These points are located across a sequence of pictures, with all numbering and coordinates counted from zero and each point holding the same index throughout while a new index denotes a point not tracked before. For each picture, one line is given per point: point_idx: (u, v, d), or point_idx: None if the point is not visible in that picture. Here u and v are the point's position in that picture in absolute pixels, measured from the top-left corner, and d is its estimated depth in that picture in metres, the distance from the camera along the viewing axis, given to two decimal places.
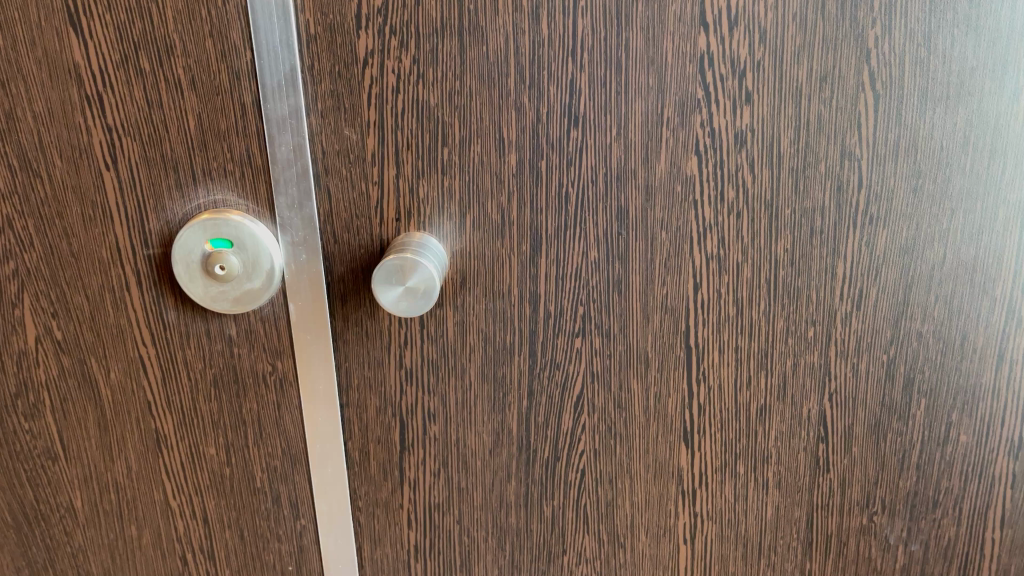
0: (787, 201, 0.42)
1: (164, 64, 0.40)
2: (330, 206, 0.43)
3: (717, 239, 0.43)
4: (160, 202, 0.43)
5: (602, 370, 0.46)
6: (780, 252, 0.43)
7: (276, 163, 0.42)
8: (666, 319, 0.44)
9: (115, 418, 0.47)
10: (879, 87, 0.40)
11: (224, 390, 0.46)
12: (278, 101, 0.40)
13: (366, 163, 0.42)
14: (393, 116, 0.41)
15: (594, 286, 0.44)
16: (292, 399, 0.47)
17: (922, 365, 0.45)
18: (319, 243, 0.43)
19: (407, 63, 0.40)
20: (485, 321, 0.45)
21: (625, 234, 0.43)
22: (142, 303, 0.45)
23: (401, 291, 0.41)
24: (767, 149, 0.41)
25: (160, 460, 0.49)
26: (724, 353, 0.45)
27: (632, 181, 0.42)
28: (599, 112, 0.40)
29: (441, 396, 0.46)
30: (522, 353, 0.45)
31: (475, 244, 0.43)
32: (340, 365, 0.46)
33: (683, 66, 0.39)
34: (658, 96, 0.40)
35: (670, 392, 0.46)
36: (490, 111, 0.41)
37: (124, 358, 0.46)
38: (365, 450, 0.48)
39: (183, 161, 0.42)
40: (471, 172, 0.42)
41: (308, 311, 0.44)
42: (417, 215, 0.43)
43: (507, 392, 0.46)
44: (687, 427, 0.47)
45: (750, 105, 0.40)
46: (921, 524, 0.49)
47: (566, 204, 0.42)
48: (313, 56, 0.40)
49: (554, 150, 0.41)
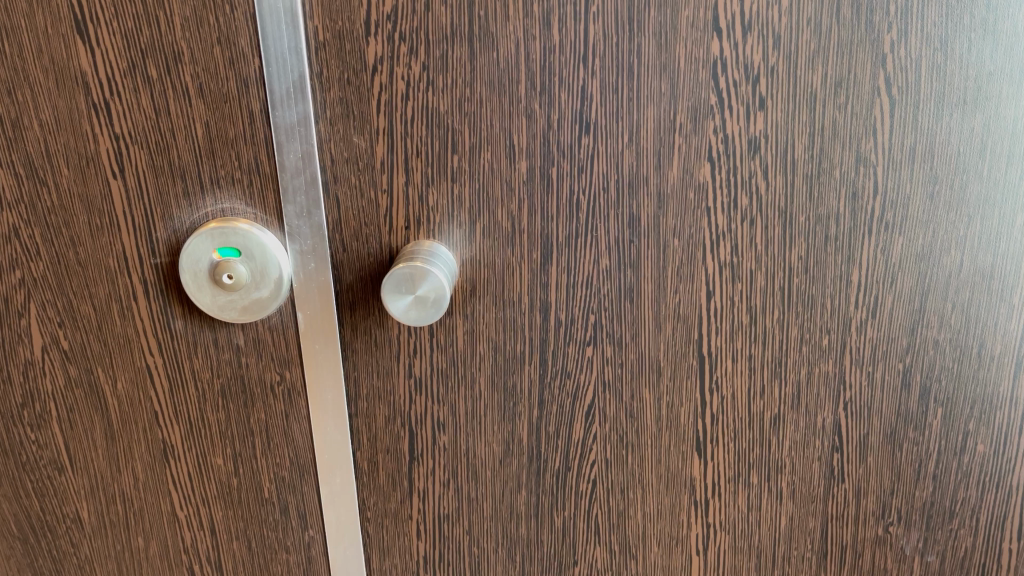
0: (801, 208, 0.41)
1: (172, 71, 0.40)
2: (339, 214, 0.42)
3: (731, 246, 0.42)
4: (168, 210, 0.42)
5: (614, 379, 0.45)
6: (794, 259, 0.42)
7: (285, 171, 0.41)
8: (679, 327, 0.44)
9: (122, 428, 0.47)
10: (895, 92, 0.39)
11: (231, 400, 0.46)
12: (287, 108, 0.40)
13: (375, 170, 0.41)
14: (403, 123, 0.40)
15: (606, 294, 0.43)
16: (300, 409, 0.46)
17: (939, 374, 0.44)
18: (328, 252, 0.43)
19: (416, 69, 0.40)
20: (495, 330, 0.44)
21: (637, 241, 0.42)
22: (149, 312, 0.44)
23: (411, 300, 0.40)
24: (781, 156, 0.40)
25: (166, 471, 0.48)
26: (737, 362, 0.45)
27: (644, 188, 0.41)
28: (611, 119, 0.40)
29: (450, 406, 0.46)
30: (533, 362, 0.45)
31: (485, 252, 0.43)
32: (348, 375, 0.46)
33: (696, 72, 0.39)
34: (671, 102, 0.40)
35: (683, 401, 0.46)
36: (500, 118, 0.40)
37: (131, 368, 0.46)
38: (373, 460, 0.48)
39: (191, 169, 0.41)
40: (481, 179, 0.41)
41: (317, 320, 0.44)
42: (427, 223, 0.42)
43: (517, 401, 0.46)
44: (700, 437, 0.47)
45: (763, 111, 0.40)
46: (938, 535, 0.48)
47: (577, 212, 0.42)
48: (322, 63, 0.40)
49: (565, 158, 0.41)
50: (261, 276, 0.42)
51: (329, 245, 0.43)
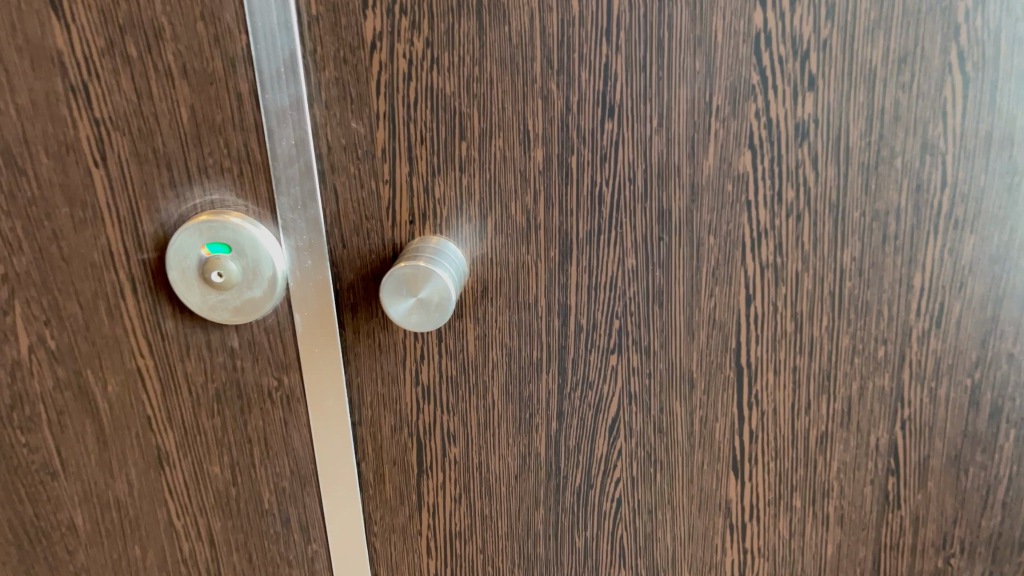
0: (856, 202, 0.36)
1: (153, 50, 0.36)
2: (337, 206, 0.39)
3: (774, 245, 0.37)
4: (154, 202, 0.39)
5: (641, 391, 0.41)
6: (847, 260, 0.37)
7: (278, 159, 0.38)
8: (714, 335, 0.39)
9: (115, 432, 0.44)
10: (970, 69, 0.33)
11: (227, 405, 0.43)
12: (278, 89, 0.36)
13: (376, 158, 0.38)
14: (405, 107, 0.37)
15: (632, 297, 0.39)
16: (299, 416, 0.43)
17: (1013, 391, 0.38)
18: (325, 248, 0.39)
19: (420, 45, 0.35)
20: (509, 334, 0.40)
21: (667, 238, 0.38)
22: (138, 311, 0.41)
23: (413, 302, 0.36)
24: (833, 143, 0.35)
25: (162, 478, 0.45)
26: (779, 374, 0.40)
27: (675, 178, 0.36)
28: (639, 101, 0.35)
29: (461, 416, 0.42)
30: (551, 371, 0.41)
31: (497, 250, 0.39)
32: (351, 381, 0.42)
33: (735, 47, 0.34)
34: (706, 82, 0.35)
35: (718, 416, 0.41)
36: (513, 100, 0.36)
37: (121, 370, 0.43)
38: (379, 472, 0.44)
39: (177, 157, 0.38)
40: (491, 168, 0.37)
41: (316, 321, 0.40)
42: (433, 217, 0.39)
43: (534, 413, 0.42)
44: (737, 455, 0.42)
45: (814, 92, 0.34)
46: (1006, 569, 0.42)
47: (599, 205, 0.37)
48: (315, 38, 0.36)
49: (586, 145, 0.36)
50: (256, 275, 0.39)
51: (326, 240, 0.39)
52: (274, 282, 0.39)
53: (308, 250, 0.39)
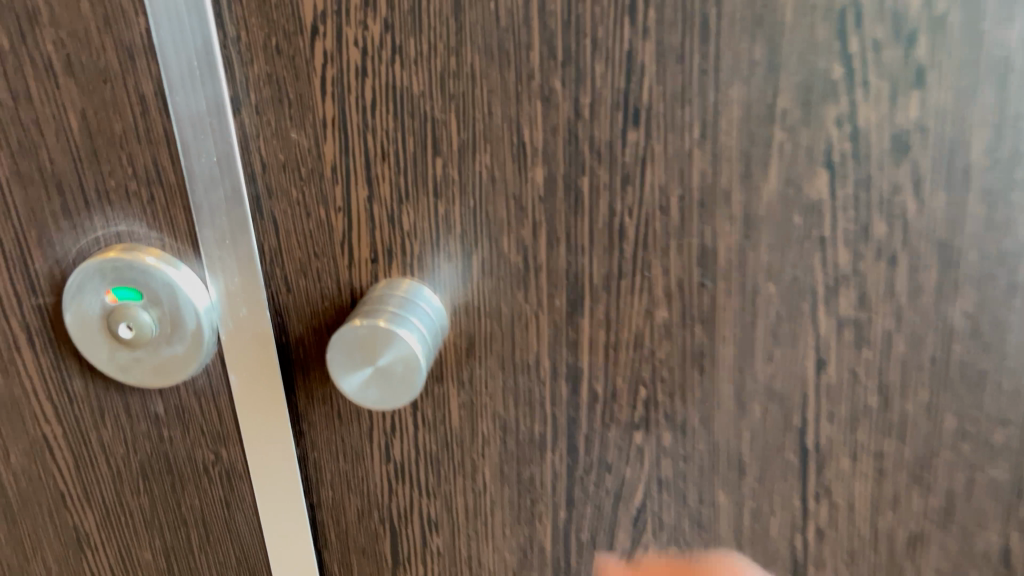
0: (974, 243, 0.26)
1: (28, 38, 0.27)
2: (277, 241, 0.30)
3: (856, 298, 0.27)
4: (46, 234, 0.30)
5: (673, 478, 0.32)
6: (958, 321, 0.27)
7: (197, 181, 0.29)
8: (771, 411, 0.30)
9: (23, 509, 0.36)
10: None
11: (155, 482, 0.34)
12: (191, 90, 0.27)
13: (325, 180, 0.29)
14: (360, 112, 0.28)
15: (662, 359, 0.30)
16: (243, 498, 0.34)
17: None
18: (264, 294, 0.31)
19: (376, 29, 0.26)
20: (503, 403, 0.31)
21: (708, 285, 0.28)
22: (39, 368, 0.33)
23: (370, 372, 0.27)
24: (944, 161, 0.25)
25: (84, 562, 0.37)
26: (857, 462, 0.30)
27: (723, 208, 0.27)
28: (669, 102, 0.26)
29: (444, 499, 0.33)
30: (557, 451, 0.32)
31: (486, 296, 0.30)
32: (305, 456, 0.33)
33: (808, 26, 0.24)
34: (767, 77, 0.25)
35: (774, 510, 0.32)
36: (503, 102, 0.27)
37: (24, 438, 0.34)
38: (346, 562, 0.36)
39: (70, 177, 0.29)
40: (478, 192, 0.28)
41: (257, 385, 0.32)
42: (403, 254, 0.30)
43: (536, 499, 0.33)
44: (797, 559, 0.32)
45: (920, 89, 0.24)
46: None
47: (618, 243, 0.28)
48: (237, 21, 0.27)
49: (600, 162, 0.27)
50: (174, 328, 0.30)
51: (265, 282, 0.31)
52: (196, 337, 0.30)
53: (241, 296, 0.30)
